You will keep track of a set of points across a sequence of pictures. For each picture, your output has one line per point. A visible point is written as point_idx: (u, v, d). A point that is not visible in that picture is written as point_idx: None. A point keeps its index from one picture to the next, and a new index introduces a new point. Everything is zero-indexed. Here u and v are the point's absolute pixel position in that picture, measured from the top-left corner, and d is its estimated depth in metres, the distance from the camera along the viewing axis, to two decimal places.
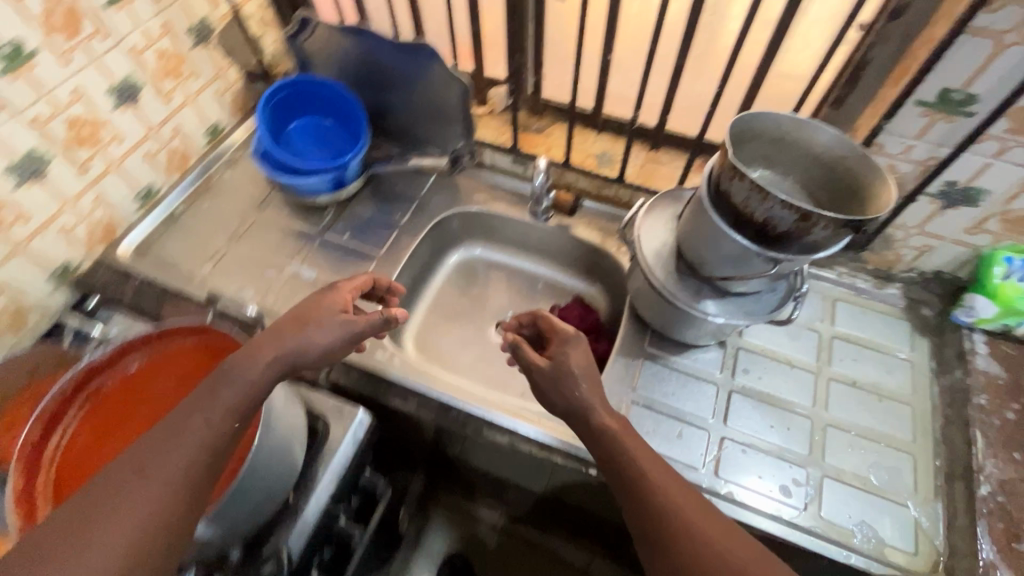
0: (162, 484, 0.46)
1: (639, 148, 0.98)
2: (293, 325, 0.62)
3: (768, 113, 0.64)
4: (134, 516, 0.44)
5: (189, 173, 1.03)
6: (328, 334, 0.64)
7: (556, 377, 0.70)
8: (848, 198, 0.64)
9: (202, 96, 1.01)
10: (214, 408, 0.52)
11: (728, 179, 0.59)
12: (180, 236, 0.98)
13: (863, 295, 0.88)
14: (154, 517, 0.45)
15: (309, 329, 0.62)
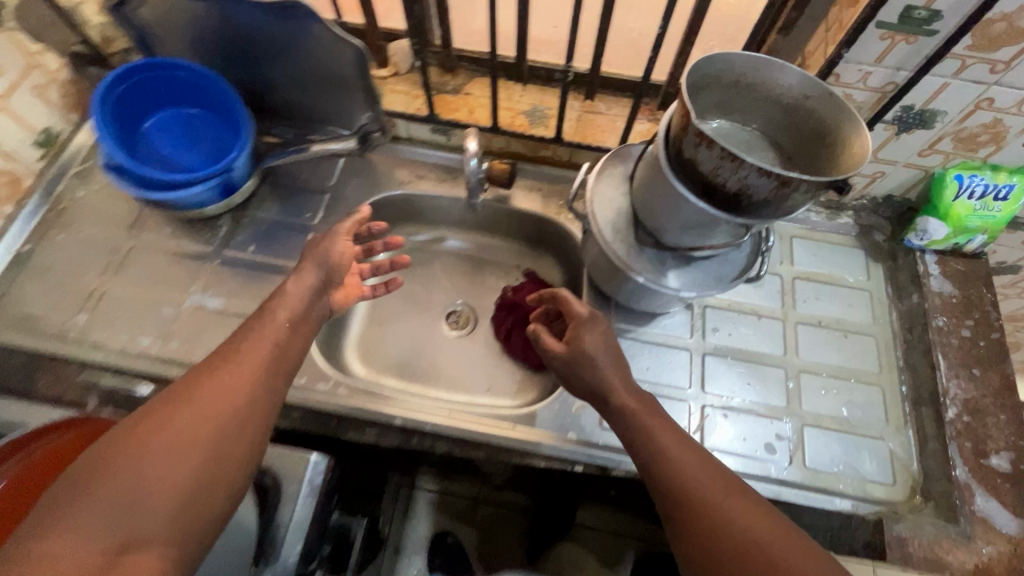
0: (200, 402, 0.49)
1: (572, 97, 0.86)
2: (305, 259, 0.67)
3: (723, 56, 0.55)
4: (224, 396, 0.51)
5: (29, 198, 0.82)
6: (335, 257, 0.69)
7: (577, 361, 0.65)
8: (815, 142, 0.58)
9: (17, 96, 0.78)
10: (269, 327, 0.59)
11: (691, 145, 0.51)
12: (37, 280, 0.78)
13: (818, 228, 0.86)
14: (190, 434, 0.47)
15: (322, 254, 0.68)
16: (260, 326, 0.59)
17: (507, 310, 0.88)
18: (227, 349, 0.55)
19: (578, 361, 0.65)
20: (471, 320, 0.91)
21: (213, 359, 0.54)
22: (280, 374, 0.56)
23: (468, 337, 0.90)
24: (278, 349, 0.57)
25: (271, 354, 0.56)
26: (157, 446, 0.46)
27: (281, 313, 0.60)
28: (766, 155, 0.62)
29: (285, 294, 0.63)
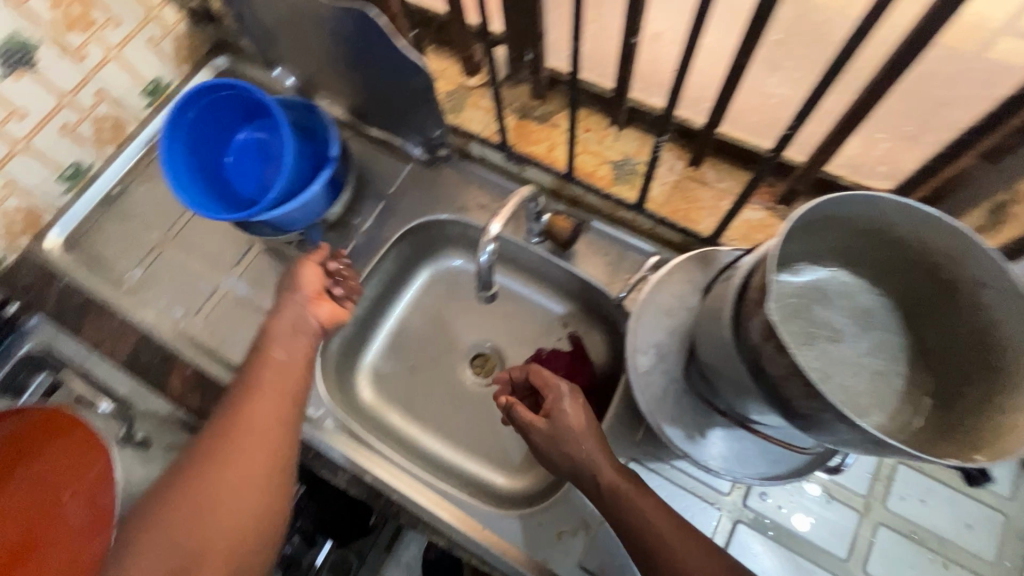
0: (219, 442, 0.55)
1: (674, 155, 0.70)
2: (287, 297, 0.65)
3: (862, 198, 0.38)
4: (258, 428, 0.56)
5: (128, 144, 0.87)
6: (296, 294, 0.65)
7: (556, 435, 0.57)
8: (970, 353, 0.40)
9: (131, 48, 0.82)
10: (281, 369, 0.60)
11: (762, 335, 0.35)
12: (113, 227, 0.84)
13: None
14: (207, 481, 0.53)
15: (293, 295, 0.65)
16: (263, 361, 0.60)
17: None
18: (241, 395, 0.58)
19: (558, 441, 0.56)
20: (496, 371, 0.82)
21: (239, 394, 0.58)
22: (294, 393, 0.60)
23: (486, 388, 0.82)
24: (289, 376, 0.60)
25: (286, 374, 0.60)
26: (210, 490, 0.53)
27: (277, 347, 0.61)
28: (891, 334, 0.44)
29: (276, 327, 0.63)
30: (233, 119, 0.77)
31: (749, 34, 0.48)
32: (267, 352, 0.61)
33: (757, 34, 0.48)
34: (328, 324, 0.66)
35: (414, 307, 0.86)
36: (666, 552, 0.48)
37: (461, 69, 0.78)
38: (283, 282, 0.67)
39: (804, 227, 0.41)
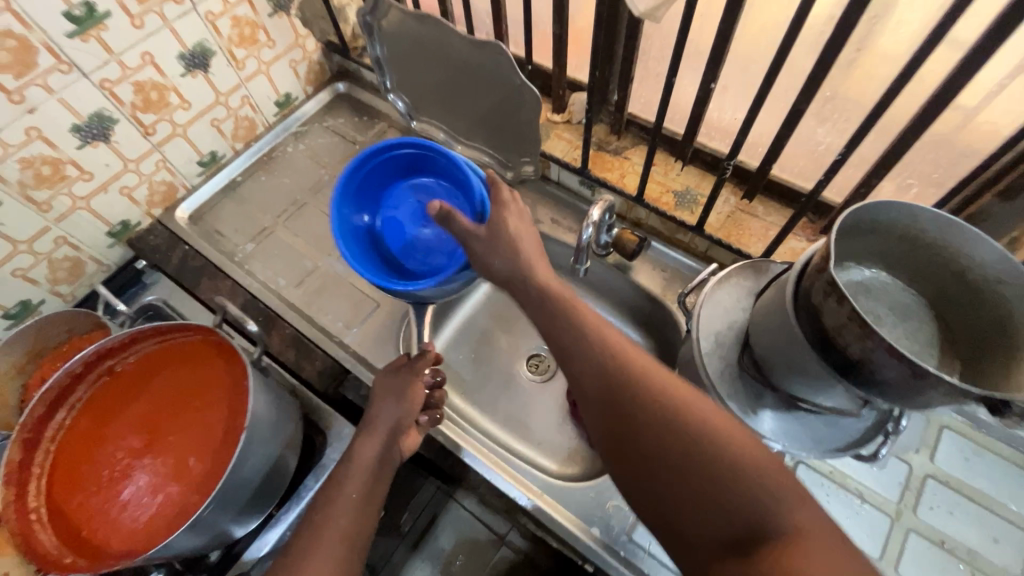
0: None
1: (730, 190, 0.83)
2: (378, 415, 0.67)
3: (902, 206, 0.48)
4: None
5: (255, 142, 1.03)
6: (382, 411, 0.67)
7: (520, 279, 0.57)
8: (995, 341, 0.48)
9: (276, 67, 0.99)
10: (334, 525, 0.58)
11: (825, 292, 0.44)
12: (231, 208, 0.97)
13: (983, 430, 0.70)
14: None
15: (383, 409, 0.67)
16: (335, 495, 0.61)
17: None
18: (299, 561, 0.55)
19: (495, 244, 0.58)
20: (550, 370, 0.90)
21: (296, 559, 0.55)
22: (359, 536, 0.59)
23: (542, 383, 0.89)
24: (361, 513, 0.60)
25: (355, 508, 0.60)
26: None
27: (352, 484, 0.62)
28: (924, 325, 0.52)
29: (359, 456, 0.64)
30: (393, 179, 0.77)
31: (807, 85, 0.61)
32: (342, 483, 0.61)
33: (813, 85, 0.61)
34: (406, 453, 0.68)
35: (480, 306, 0.96)
36: (648, 389, 0.45)
37: (549, 108, 0.93)
38: (382, 389, 0.68)
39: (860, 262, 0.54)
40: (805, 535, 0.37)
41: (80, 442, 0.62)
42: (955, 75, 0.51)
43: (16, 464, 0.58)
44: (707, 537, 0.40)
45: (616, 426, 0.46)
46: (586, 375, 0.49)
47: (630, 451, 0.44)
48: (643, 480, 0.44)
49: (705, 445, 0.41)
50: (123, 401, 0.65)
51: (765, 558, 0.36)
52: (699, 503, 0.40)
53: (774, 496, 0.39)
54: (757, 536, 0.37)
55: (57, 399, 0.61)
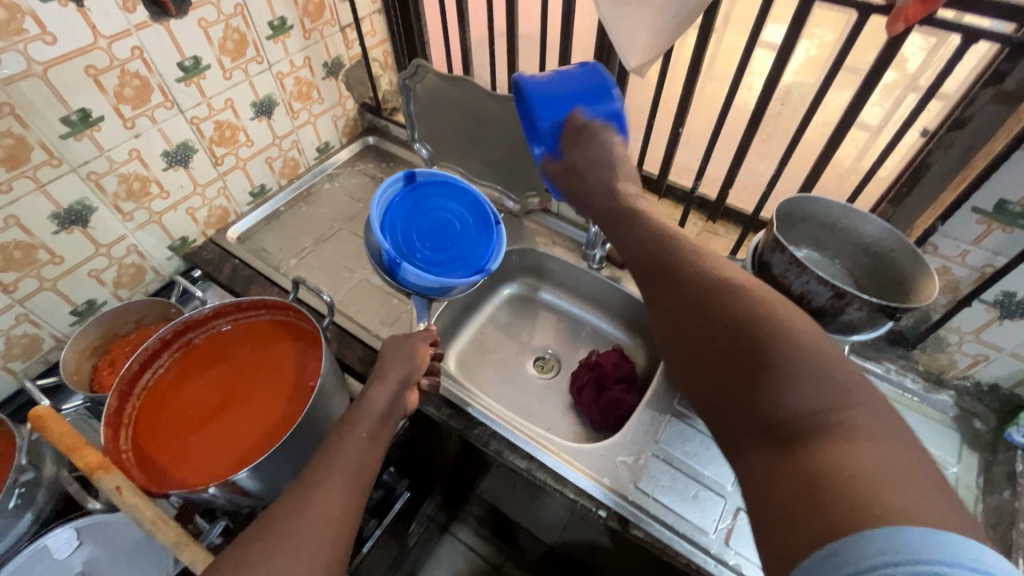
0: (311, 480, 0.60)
1: (696, 216, 1.03)
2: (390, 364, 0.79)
3: (818, 197, 0.68)
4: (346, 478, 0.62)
5: (297, 180, 1.20)
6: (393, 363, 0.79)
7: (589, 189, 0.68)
8: (896, 292, 0.66)
9: (321, 119, 1.19)
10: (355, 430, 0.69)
11: (772, 248, 0.62)
12: (276, 231, 1.12)
13: (911, 395, 0.86)
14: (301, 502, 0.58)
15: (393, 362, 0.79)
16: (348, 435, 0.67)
17: (587, 369, 0.98)
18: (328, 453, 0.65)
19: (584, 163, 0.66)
20: (555, 369, 1.05)
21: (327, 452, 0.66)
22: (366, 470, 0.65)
23: (547, 381, 1.03)
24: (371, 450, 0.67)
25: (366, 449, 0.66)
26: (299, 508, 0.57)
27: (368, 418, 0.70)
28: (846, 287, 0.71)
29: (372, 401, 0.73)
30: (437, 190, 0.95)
31: (749, 126, 0.83)
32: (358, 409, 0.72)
33: (753, 127, 0.84)
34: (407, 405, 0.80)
35: (490, 319, 1.11)
36: (730, 289, 0.48)
37: None
38: (391, 350, 0.80)
39: (796, 248, 0.74)
40: (854, 434, 0.40)
41: (161, 399, 0.71)
42: (846, 116, 0.74)
43: (113, 410, 0.66)
44: (750, 432, 0.44)
45: (702, 308, 0.48)
46: (661, 278, 0.52)
47: (694, 351, 0.48)
48: (706, 358, 0.47)
49: (784, 342, 0.44)
50: (200, 368, 0.75)
51: (809, 446, 0.41)
52: (759, 401, 0.44)
53: (831, 396, 0.42)
54: (809, 430, 0.41)
55: (148, 361, 0.71)
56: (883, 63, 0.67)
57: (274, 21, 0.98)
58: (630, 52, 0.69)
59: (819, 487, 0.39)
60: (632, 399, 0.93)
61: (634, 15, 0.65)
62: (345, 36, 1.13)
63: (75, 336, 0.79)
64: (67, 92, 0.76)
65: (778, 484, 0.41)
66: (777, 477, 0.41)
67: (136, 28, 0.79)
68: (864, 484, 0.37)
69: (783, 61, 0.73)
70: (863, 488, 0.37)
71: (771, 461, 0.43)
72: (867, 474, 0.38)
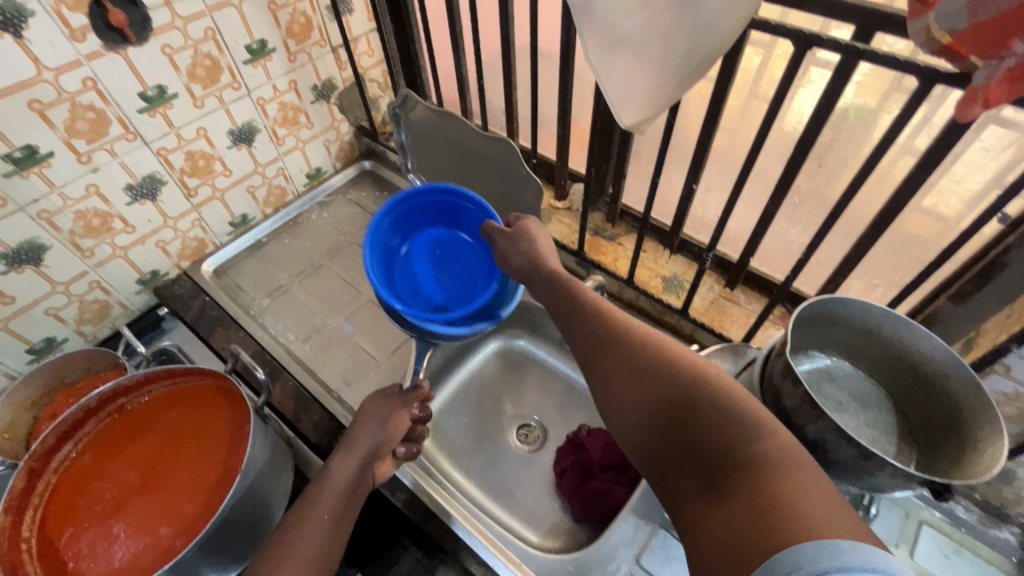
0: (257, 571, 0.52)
1: (713, 280, 0.89)
2: (365, 428, 0.67)
3: (856, 300, 0.54)
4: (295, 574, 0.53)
5: (284, 208, 1.13)
6: (364, 431, 0.67)
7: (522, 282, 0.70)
8: (945, 431, 0.52)
9: (311, 144, 1.11)
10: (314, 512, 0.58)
11: (783, 376, 0.49)
12: (255, 264, 1.05)
13: (963, 528, 0.70)
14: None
15: (369, 429, 0.67)
16: (306, 518, 0.58)
17: (573, 450, 0.86)
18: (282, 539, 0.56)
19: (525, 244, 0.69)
20: (539, 441, 0.93)
21: (278, 539, 0.56)
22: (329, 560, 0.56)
23: (529, 454, 0.91)
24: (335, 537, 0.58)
25: (325, 540, 0.57)
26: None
27: (327, 499, 0.59)
28: (883, 414, 0.56)
29: (334, 475, 0.63)
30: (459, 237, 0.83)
31: (777, 191, 0.69)
32: (319, 484, 0.61)
33: (782, 192, 0.69)
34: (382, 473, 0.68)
35: (475, 375, 1.00)
36: (652, 344, 0.52)
37: (551, 195, 1.03)
38: (367, 412, 0.69)
39: (818, 353, 0.60)
40: (775, 465, 0.40)
41: (85, 474, 0.65)
42: (901, 192, 0.59)
43: (19, 491, 0.60)
44: (690, 477, 0.44)
45: (628, 357, 0.52)
46: (596, 338, 0.57)
47: (628, 409, 0.50)
48: (631, 400, 0.51)
49: (702, 386, 0.46)
50: (129, 439, 0.68)
51: (734, 482, 0.41)
52: (685, 446, 0.45)
53: (748, 429, 0.42)
54: (732, 466, 0.41)
55: (68, 432, 0.65)
56: (954, 137, 0.52)
57: (252, 44, 0.90)
58: (624, 107, 0.57)
59: (760, 518, 0.38)
60: (621, 491, 0.79)
61: (629, 66, 0.53)
62: (337, 57, 1.04)
63: (11, 389, 0.74)
64: (8, 128, 0.70)
65: (712, 526, 0.40)
66: (710, 517, 0.41)
67: (87, 58, 0.73)
68: (788, 513, 0.37)
69: (820, 122, 0.58)
70: (788, 516, 0.37)
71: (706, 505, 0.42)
72: (790, 501, 0.37)
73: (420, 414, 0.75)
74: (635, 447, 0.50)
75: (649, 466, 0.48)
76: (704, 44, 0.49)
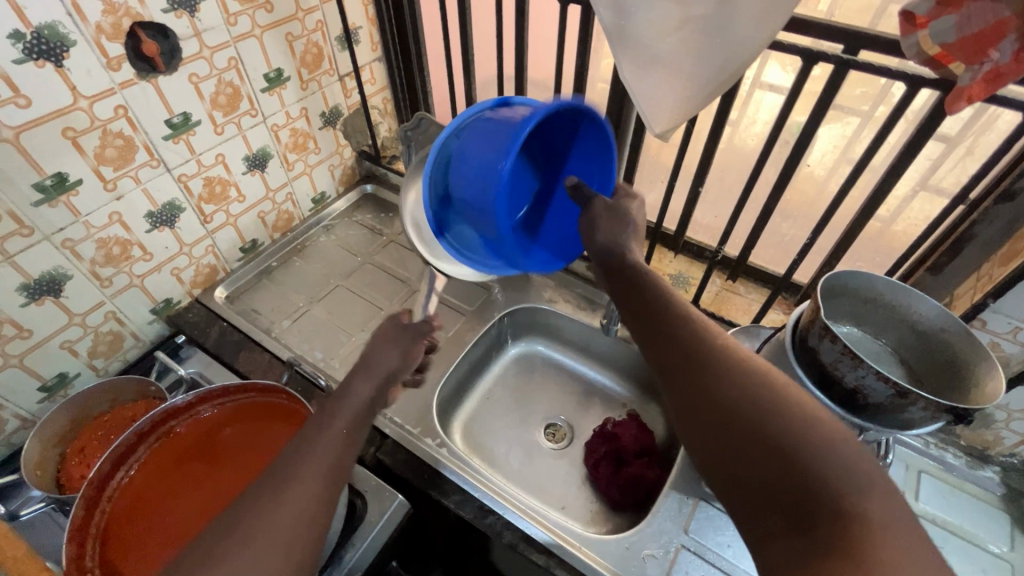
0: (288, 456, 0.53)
1: (716, 274, 0.99)
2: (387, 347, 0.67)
3: (862, 274, 0.64)
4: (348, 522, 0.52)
5: (291, 233, 1.14)
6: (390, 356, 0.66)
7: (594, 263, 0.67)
8: (952, 378, 0.61)
9: (317, 169, 1.13)
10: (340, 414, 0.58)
11: (819, 336, 0.57)
12: (269, 288, 1.06)
13: (953, 470, 0.80)
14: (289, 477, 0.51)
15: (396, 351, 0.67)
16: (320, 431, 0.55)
17: (603, 441, 0.91)
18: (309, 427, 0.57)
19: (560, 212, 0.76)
20: (567, 437, 0.97)
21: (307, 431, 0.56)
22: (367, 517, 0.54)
23: (558, 451, 0.95)
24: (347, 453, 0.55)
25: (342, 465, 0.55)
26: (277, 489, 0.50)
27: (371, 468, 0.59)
28: (893, 369, 0.66)
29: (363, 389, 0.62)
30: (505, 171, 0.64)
31: (774, 189, 0.79)
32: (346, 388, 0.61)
33: (778, 190, 0.79)
34: None
35: (498, 380, 1.04)
36: (746, 369, 0.49)
37: None
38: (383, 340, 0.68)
39: (833, 322, 0.69)
40: (878, 526, 0.39)
41: (141, 500, 0.64)
42: (884, 181, 0.70)
43: (77, 521, 0.59)
44: (778, 514, 0.42)
45: (722, 378, 0.49)
46: (665, 354, 0.54)
47: (705, 427, 0.48)
48: (709, 424, 0.48)
49: (795, 428, 0.44)
50: (178, 464, 0.67)
51: (835, 535, 0.39)
52: (776, 473, 0.43)
53: (854, 483, 0.41)
54: (834, 516, 0.40)
55: (121, 457, 0.64)
56: (927, 132, 0.63)
57: (270, 72, 0.93)
58: (655, 117, 0.65)
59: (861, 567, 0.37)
60: (655, 474, 0.85)
61: (665, 80, 0.61)
62: (344, 85, 1.08)
63: (41, 422, 0.71)
64: (40, 156, 0.69)
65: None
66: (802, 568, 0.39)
67: (121, 87, 0.74)
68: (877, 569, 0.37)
69: (814, 126, 0.69)
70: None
71: (799, 550, 0.41)
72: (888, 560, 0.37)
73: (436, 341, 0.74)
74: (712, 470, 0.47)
75: (725, 488, 0.46)
76: (731, 61, 0.58)
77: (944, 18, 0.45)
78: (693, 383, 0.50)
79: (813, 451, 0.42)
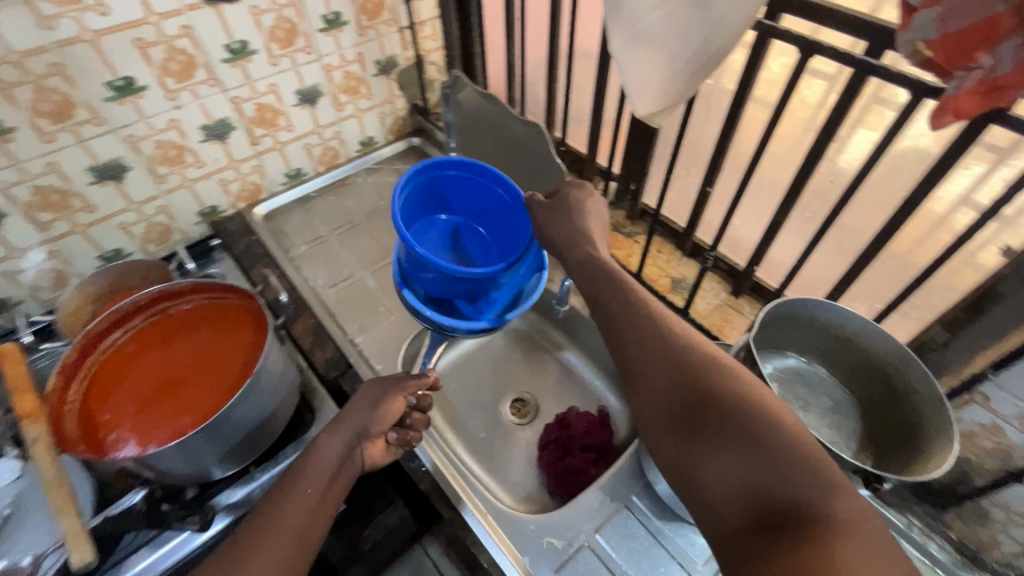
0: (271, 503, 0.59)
1: (721, 287, 0.92)
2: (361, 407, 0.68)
3: (834, 309, 0.57)
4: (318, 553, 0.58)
5: (335, 168, 1.22)
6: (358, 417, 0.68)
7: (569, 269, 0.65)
8: (906, 443, 0.55)
9: (367, 114, 1.20)
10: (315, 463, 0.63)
11: None
12: (302, 214, 1.16)
13: (932, 564, 0.68)
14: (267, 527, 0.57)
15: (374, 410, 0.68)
16: (292, 491, 0.60)
17: (556, 427, 0.89)
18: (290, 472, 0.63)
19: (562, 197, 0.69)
20: (531, 415, 0.97)
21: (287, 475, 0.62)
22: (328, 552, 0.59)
23: (517, 425, 0.96)
24: (315, 518, 0.59)
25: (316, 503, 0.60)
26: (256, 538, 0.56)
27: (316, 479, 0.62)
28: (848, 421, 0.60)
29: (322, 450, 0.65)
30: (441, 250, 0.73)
31: (784, 201, 0.71)
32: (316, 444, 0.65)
33: (789, 203, 0.71)
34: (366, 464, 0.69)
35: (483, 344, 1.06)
36: (721, 371, 0.51)
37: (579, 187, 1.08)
38: (360, 393, 0.70)
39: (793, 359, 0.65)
40: (843, 527, 0.41)
41: (128, 359, 0.76)
42: None
43: (70, 363, 0.71)
44: (747, 510, 0.45)
45: (700, 377, 0.51)
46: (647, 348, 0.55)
47: (686, 421, 0.50)
48: (689, 417, 0.50)
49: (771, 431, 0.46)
50: (163, 338, 0.78)
51: (800, 535, 0.42)
52: (749, 470, 0.45)
53: (826, 487, 0.44)
54: (805, 520, 0.42)
55: (119, 320, 0.76)
56: None
57: (328, 15, 0.99)
58: (639, 98, 0.60)
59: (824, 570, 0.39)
60: (594, 471, 0.83)
61: (645, 57, 0.56)
62: (402, 37, 1.13)
63: (80, 282, 0.86)
64: (113, 59, 0.82)
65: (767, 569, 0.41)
66: (762, 560, 0.42)
67: (188, 8, 0.84)
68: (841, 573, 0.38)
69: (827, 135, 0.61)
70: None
71: (758, 546, 0.43)
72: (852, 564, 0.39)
73: (418, 403, 0.73)
74: (684, 462, 0.49)
75: (694, 479, 0.49)
76: (711, 44, 0.53)
77: (928, 8, 0.36)
78: (670, 378, 0.52)
79: (784, 453, 0.45)
